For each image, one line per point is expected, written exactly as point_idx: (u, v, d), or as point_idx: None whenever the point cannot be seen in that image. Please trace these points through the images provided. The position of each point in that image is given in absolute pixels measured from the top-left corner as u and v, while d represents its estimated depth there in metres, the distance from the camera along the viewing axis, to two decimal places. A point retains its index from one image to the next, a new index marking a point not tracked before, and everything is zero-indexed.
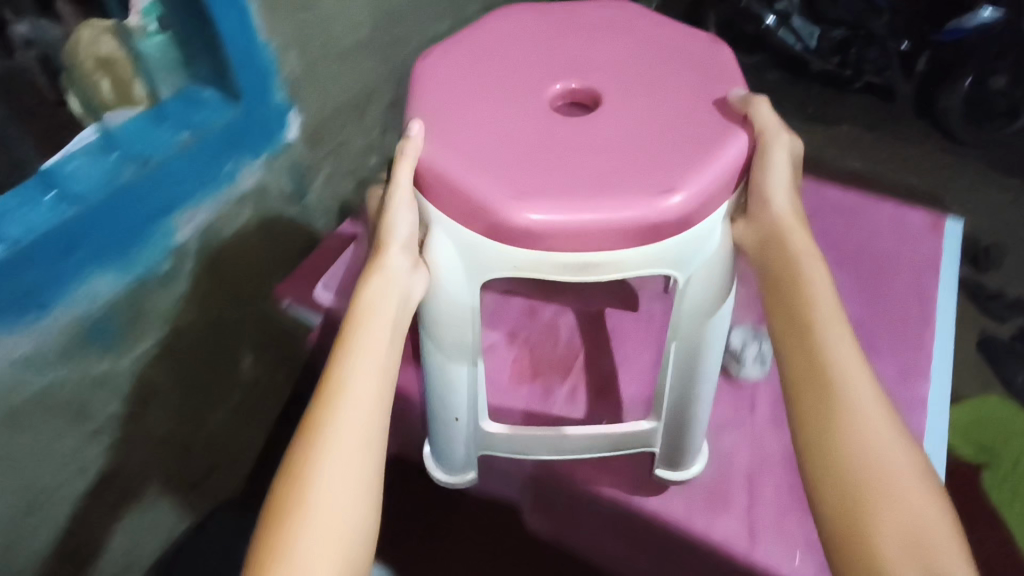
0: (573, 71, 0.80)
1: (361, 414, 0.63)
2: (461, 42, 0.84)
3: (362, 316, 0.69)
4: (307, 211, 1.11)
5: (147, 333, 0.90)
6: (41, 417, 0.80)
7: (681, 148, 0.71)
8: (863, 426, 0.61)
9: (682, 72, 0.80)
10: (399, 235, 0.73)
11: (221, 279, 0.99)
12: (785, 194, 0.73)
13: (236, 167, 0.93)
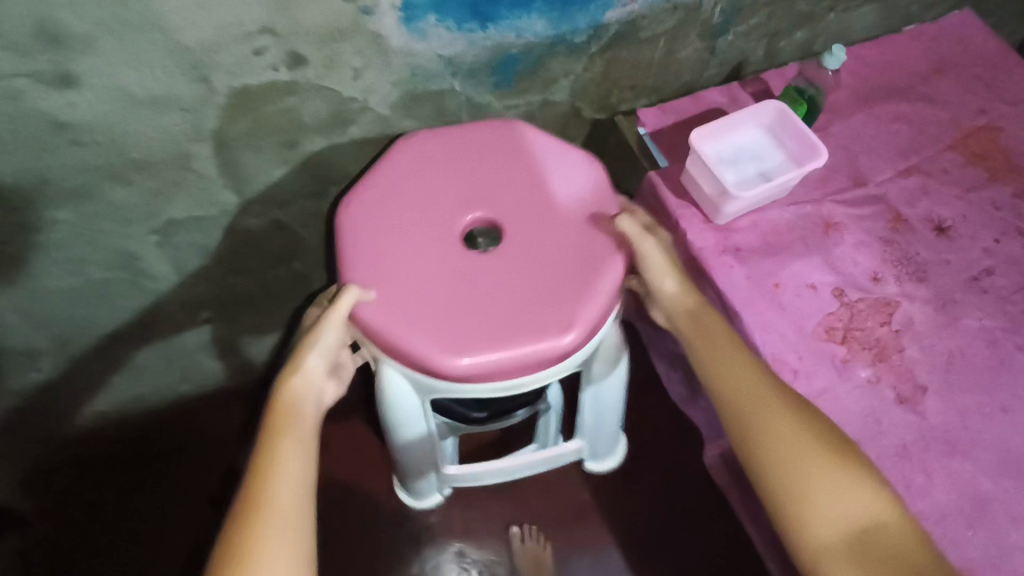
0: (482, 199, 0.78)
1: (295, 461, 0.61)
2: (385, 170, 0.80)
3: (284, 410, 0.66)
4: (696, 59, 0.97)
5: (531, 91, 0.90)
6: (424, 115, 0.86)
7: (576, 279, 0.73)
8: (757, 401, 0.65)
9: (569, 220, 0.76)
10: (321, 350, 0.70)
11: (593, 82, 0.93)
12: (663, 279, 0.75)
13: None
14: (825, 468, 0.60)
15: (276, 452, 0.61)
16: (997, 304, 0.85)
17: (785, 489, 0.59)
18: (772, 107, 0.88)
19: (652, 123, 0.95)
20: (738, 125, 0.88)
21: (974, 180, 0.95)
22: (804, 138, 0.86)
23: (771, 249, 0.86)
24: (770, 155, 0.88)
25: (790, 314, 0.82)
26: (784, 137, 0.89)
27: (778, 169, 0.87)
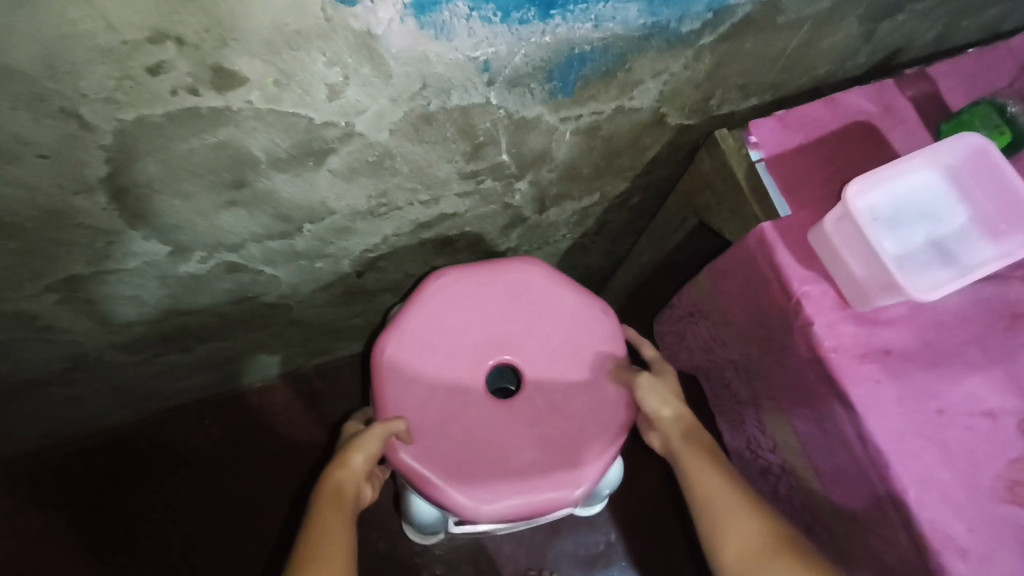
0: (506, 339, 0.69)
1: (337, 550, 0.51)
2: (413, 306, 0.70)
3: (328, 493, 0.57)
4: (842, 46, 0.65)
5: (600, 99, 0.60)
6: (442, 137, 0.57)
7: (585, 435, 0.66)
8: (724, 516, 0.55)
9: (584, 369, 0.69)
10: (370, 449, 0.61)
11: (691, 82, 0.62)
12: (669, 405, 0.66)
13: None
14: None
15: (320, 532, 0.52)
16: None
17: None
18: (965, 140, 0.59)
19: (771, 146, 0.65)
20: (916, 172, 0.60)
21: None
22: (1017, 208, 0.58)
23: (932, 351, 0.61)
24: (957, 222, 0.60)
25: (958, 459, 0.58)
26: (975, 187, 0.60)
27: (965, 246, 0.59)
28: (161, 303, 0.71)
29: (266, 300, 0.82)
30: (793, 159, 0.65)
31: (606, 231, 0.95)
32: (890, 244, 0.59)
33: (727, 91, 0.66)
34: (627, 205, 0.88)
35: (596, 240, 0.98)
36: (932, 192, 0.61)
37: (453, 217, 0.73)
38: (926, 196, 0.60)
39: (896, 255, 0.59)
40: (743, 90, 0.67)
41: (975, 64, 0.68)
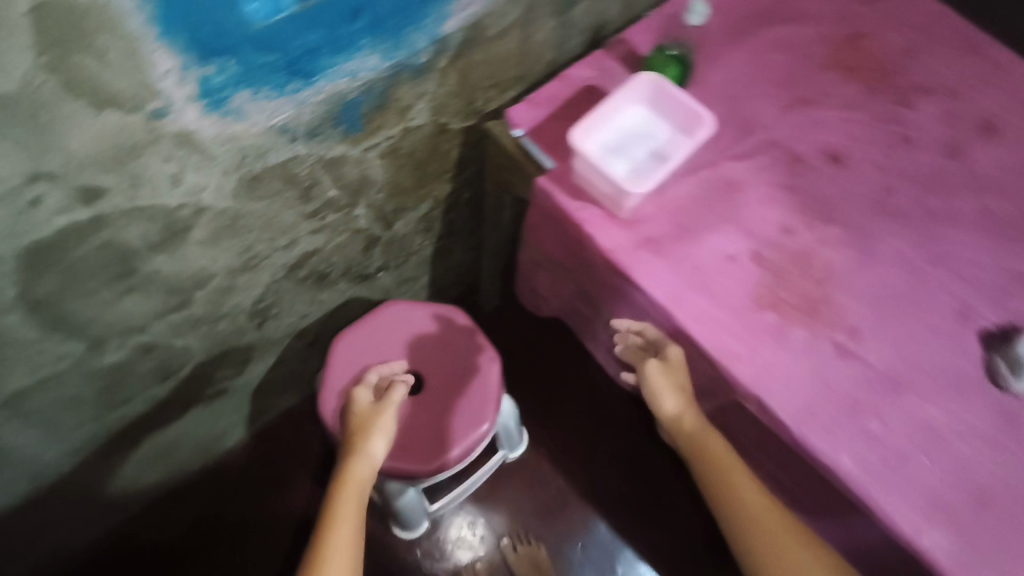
0: (408, 353, 1.00)
1: (350, 521, 0.77)
2: (330, 374, 0.98)
3: (353, 481, 0.80)
4: (555, 39, 0.90)
5: (386, 126, 0.79)
6: (277, 188, 0.74)
7: (477, 391, 0.98)
8: (731, 498, 0.78)
9: (458, 355, 1.01)
10: (384, 435, 0.84)
11: (450, 94, 0.83)
12: (672, 403, 0.82)
13: None
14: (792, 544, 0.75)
15: (340, 518, 0.77)
16: (905, 221, 0.86)
17: (754, 550, 0.76)
18: (643, 78, 0.84)
19: (528, 122, 0.87)
20: (614, 112, 0.83)
21: (855, 96, 0.94)
22: (684, 106, 0.82)
23: (683, 229, 0.82)
24: (658, 132, 0.84)
25: (718, 297, 0.79)
26: (664, 108, 0.85)
27: (670, 144, 0.83)
28: (93, 399, 0.84)
29: (186, 374, 0.95)
30: (544, 126, 0.87)
31: (454, 225, 1.17)
32: (623, 165, 0.81)
33: (486, 94, 0.88)
34: (460, 200, 1.10)
35: (449, 235, 1.19)
36: (638, 121, 0.84)
37: (316, 250, 0.91)
38: (635, 125, 0.84)
39: (629, 171, 0.81)
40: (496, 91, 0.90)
41: (650, 26, 0.94)
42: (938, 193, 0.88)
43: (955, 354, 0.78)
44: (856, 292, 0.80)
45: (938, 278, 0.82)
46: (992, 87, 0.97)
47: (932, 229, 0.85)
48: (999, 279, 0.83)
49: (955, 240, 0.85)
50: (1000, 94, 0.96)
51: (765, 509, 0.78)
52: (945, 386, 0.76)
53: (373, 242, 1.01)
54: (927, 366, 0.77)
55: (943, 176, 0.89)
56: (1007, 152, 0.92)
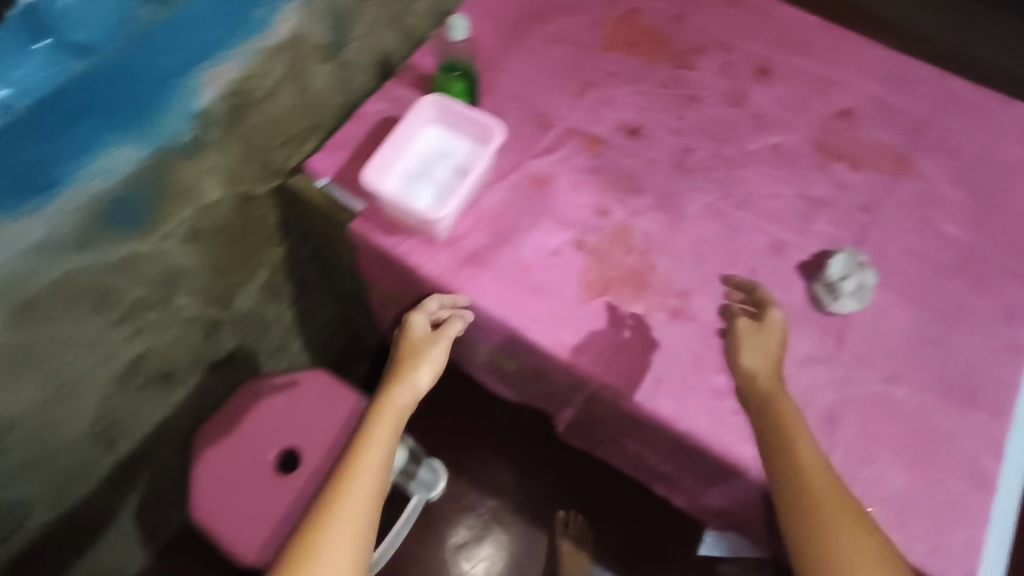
0: (272, 434, 0.94)
1: (380, 456, 0.69)
2: (198, 490, 0.91)
3: (388, 409, 0.72)
4: (338, 83, 0.90)
5: (174, 210, 0.76)
6: (64, 307, 0.70)
7: (355, 441, 0.94)
8: (817, 479, 0.66)
9: (323, 412, 0.95)
10: (432, 364, 0.76)
11: (238, 162, 0.81)
12: (751, 353, 0.75)
13: (271, 16, 0.72)
14: (856, 525, 0.63)
15: (370, 449, 0.69)
16: (707, 176, 0.90)
17: (807, 532, 0.64)
18: (427, 100, 0.84)
19: (331, 169, 0.87)
20: (407, 140, 0.84)
21: (639, 68, 0.99)
22: (473, 117, 0.83)
23: (504, 236, 0.84)
24: (458, 148, 0.85)
25: (549, 296, 0.81)
26: (456, 123, 0.85)
27: (470, 157, 0.84)
28: None
29: (38, 520, 0.87)
30: (346, 170, 0.87)
31: (306, 282, 1.15)
32: (428, 192, 0.82)
33: (281, 152, 0.87)
34: (302, 257, 1.09)
35: (304, 294, 1.17)
36: (434, 144, 0.85)
37: (147, 351, 0.86)
38: (433, 149, 0.85)
39: (436, 197, 0.81)
40: (292, 145, 0.88)
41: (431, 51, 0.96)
42: (730, 141, 0.93)
43: (777, 288, 0.83)
44: (675, 255, 0.84)
45: (746, 221, 0.87)
46: (757, 33, 1.04)
47: (732, 177, 0.91)
48: (798, 209, 0.89)
49: (753, 181, 0.90)
50: (764, 38, 1.04)
51: (823, 485, 0.66)
52: (773, 319, 0.80)
53: (216, 324, 0.98)
54: (752, 306, 0.81)
55: (733, 126, 0.95)
56: (782, 89, 0.99)
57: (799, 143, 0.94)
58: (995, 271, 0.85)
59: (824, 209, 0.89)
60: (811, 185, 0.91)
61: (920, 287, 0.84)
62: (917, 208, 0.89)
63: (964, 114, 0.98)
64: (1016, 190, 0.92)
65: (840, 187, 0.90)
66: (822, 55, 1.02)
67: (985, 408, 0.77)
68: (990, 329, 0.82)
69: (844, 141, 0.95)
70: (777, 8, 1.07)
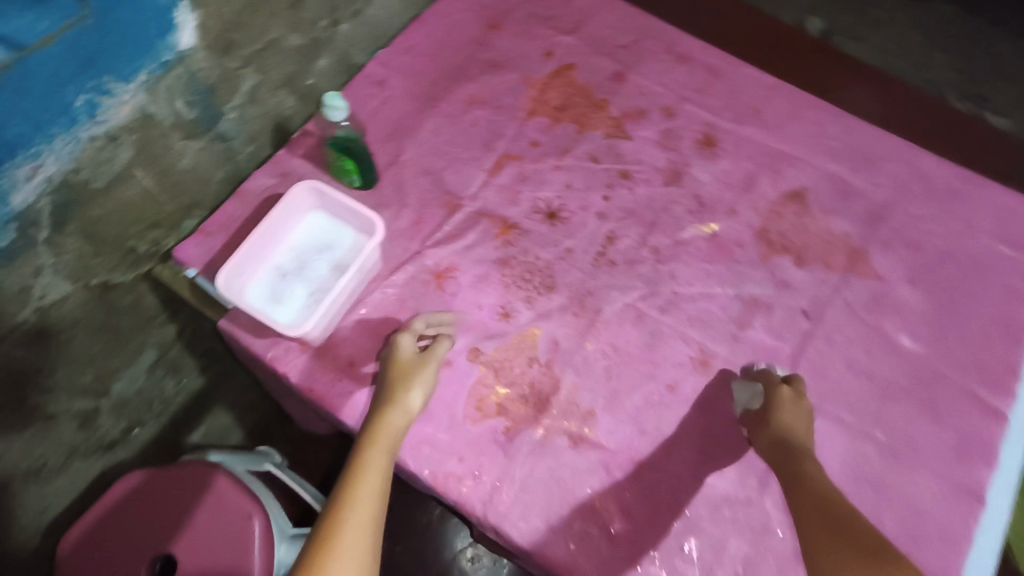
0: (130, 555, 0.85)
1: (378, 485, 0.58)
2: None
3: (384, 435, 0.62)
4: (217, 157, 0.80)
5: (3, 317, 0.67)
6: None
7: (224, 524, 0.85)
8: (814, 485, 0.59)
9: (180, 503, 0.87)
10: (426, 386, 0.67)
11: (87, 254, 0.72)
12: (790, 400, 0.68)
13: (99, 102, 0.63)
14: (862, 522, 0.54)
15: (367, 472, 0.58)
16: (630, 271, 0.80)
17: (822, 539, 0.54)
18: (303, 185, 0.74)
19: (200, 259, 0.79)
20: (281, 232, 0.74)
21: (566, 137, 0.89)
22: (353, 209, 0.74)
23: (385, 341, 0.74)
24: (338, 241, 0.75)
25: (433, 415, 0.71)
26: (339, 213, 0.76)
27: (351, 253, 0.74)
28: None
29: None
30: (220, 258, 0.78)
31: (214, 351, 1.06)
32: (302, 295, 0.72)
33: (149, 236, 0.78)
34: (203, 329, 1.00)
35: (214, 363, 1.08)
36: (314, 236, 0.75)
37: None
38: (311, 241, 0.75)
39: (311, 300, 0.72)
40: (162, 227, 0.79)
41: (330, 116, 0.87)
42: (661, 228, 0.83)
43: (697, 411, 0.73)
44: (583, 369, 0.74)
45: (670, 328, 0.77)
46: (704, 96, 0.93)
47: (659, 272, 0.80)
48: (730, 312, 0.78)
49: (682, 278, 0.80)
50: (712, 102, 0.92)
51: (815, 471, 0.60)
52: (686, 449, 0.71)
53: (94, 412, 0.90)
54: (663, 431, 0.72)
55: (665, 209, 0.84)
56: (726, 164, 0.88)
57: (739, 230, 0.83)
58: (953, 394, 0.74)
59: (760, 313, 0.78)
60: (749, 283, 0.80)
61: (864, 412, 0.73)
62: (867, 314, 0.78)
63: (934, 197, 0.85)
64: (987, 293, 0.80)
65: (781, 287, 0.79)
66: (775, 125, 0.91)
67: (928, 565, 0.67)
68: (943, 466, 0.71)
69: (791, 229, 0.83)
70: (730, 67, 0.95)
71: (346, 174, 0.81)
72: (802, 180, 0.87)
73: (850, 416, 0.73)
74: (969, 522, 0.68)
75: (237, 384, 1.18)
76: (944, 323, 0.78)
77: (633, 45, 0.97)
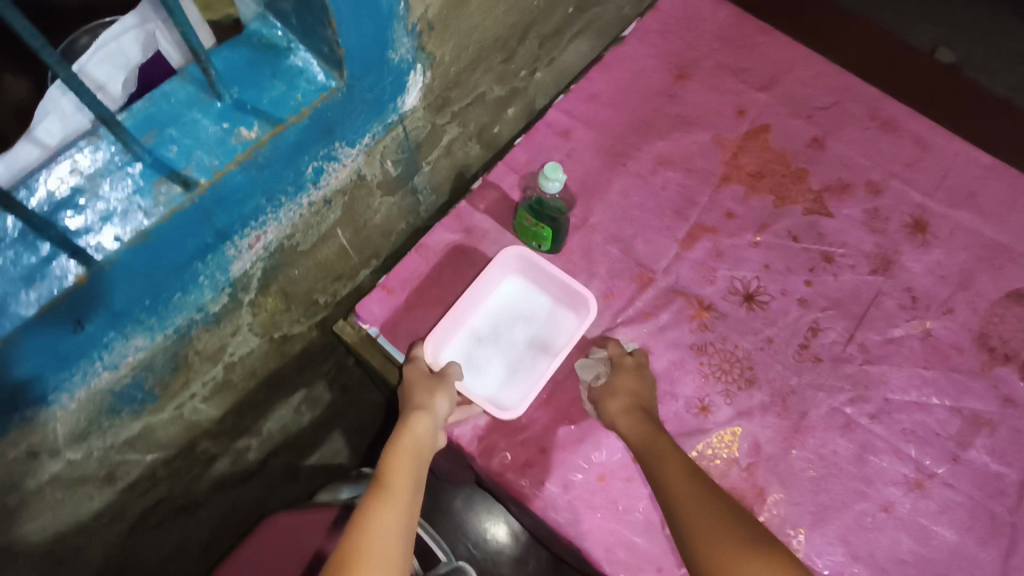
0: None
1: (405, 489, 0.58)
2: None
3: (408, 442, 0.62)
4: (404, 209, 0.76)
5: (196, 377, 0.64)
6: (64, 492, 0.60)
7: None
8: (695, 507, 0.59)
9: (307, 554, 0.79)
10: (450, 396, 0.66)
11: (277, 311, 0.69)
12: (625, 378, 0.70)
13: (325, 168, 0.58)
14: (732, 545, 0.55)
15: (395, 477, 0.58)
16: (836, 370, 0.74)
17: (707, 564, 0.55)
18: (509, 249, 0.76)
19: (383, 317, 0.74)
20: (481, 297, 0.76)
21: (764, 210, 0.82)
22: (560, 284, 0.75)
23: (577, 429, 0.70)
24: (533, 311, 0.77)
25: (629, 515, 0.67)
26: (536, 282, 0.78)
27: (549, 328, 0.75)
28: None
29: None
30: (404, 320, 0.74)
31: (348, 385, 1.03)
32: (499, 361, 0.73)
33: (330, 287, 0.74)
34: (345, 364, 0.96)
35: (345, 395, 1.05)
36: (508, 303, 0.77)
37: (162, 495, 0.76)
38: (507, 308, 0.77)
39: (508, 367, 0.73)
40: (342, 277, 0.75)
41: (515, 169, 0.81)
42: (869, 323, 0.76)
43: (915, 539, 0.67)
44: (788, 480, 0.69)
45: (882, 441, 0.71)
46: (914, 171, 0.84)
47: (867, 374, 0.74)
48: (949, 426, 0.72)
49: (895, 383, 0.73)
50: (924, 180, 0.84)
51: (687, 493, 0.61)
52: None
53: (242, 451, 0.87)
54: (876, 557, 0.67)
55: (874, 300, 0.77)
56: (940, 255, 0.80)
57: (957, 334, 0.76)
58: None
59: (982, 432, 0.72)
60: (970, 396, 0.73)
61: None
62: None
63: None
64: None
65: (1006, 405, 0.73)
66: (995, 212, 0.83)
67: None
68: None
69: (1015, 337, 0.76)
70: (942, 139, 0.86)
71: (537, 240, 0.76)
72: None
73: None
74: None
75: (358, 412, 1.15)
76: None
77: (835, 107, 0.88)
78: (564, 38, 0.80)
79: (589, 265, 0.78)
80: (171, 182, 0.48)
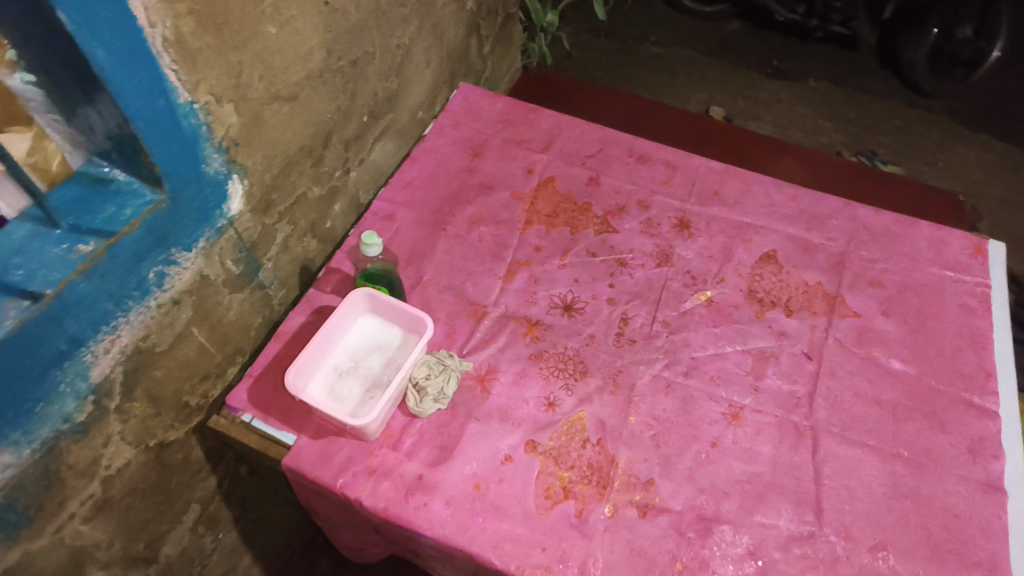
0: None
1: None
2: None
3: None
4: (257, 304, 0.86)
5: (74, 493, 0.68)
6: None
7: None
8: None
9: None
10: None
11: (148, 416, 0.74)
12: None
13: (167, 272, 0.68)
14: None
15: None
16: (650, 345, 0.89)
17: None
18: (359, 289, 0.82)
19: (252, 403, 0.81)
20: (338, 336, 0.82)
21: (564, 238, 0.99)
22: (403, 311, 0.82)
23: (446, 450, 0.79)
24: (387, 341, 0.83)
25: (508, 511, 0.75)
26: (392, 315, 0.84)
27: (402, 353, 0.81)
28: None
29: None
30: (272, 399, 0.81)
31: (249, 499, 1.05)
32: (359, 386, 0.78)
33: (199, 387, 0.81)
34: (238, 476, 0.98)
35: (248, 512, 1.06)
36: (365, 337, 0.83)
37: None
38: (365, 343, 0.82)
39: (370, 391, 0.78)
40: (209, 375, 0.82)
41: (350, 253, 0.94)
42: (665, 303, 0.93)
43: (743, 461, 0.80)
44: (632, 443, 0.81)
45: (697, 391, 0.85)
46: (670, 186, 1.07)
47: (674, 342, 0.89)
48: (746, 364, 0.88)
49: (696, 344, 0.89)
50: (679, 191, 1.06)
51: None
52: (739, 497, 0.77)
53: None
54: (717, 484, 0.78)
55: (665, 284, 0.95)
56: (705, 241, 1.00)
57: (732, 295, 0.94)
58: (949, 404, 0.85)
59: (770, 362, 0.88)
60: (755, 338, 0.90)
61: (881, 433, 0.82)
62: (858, 348, 0.89)
63: (881, 242, 1.00)
64: (947, 313, 0.93)
65: (781, 338, 0.90)
66: (735, 200, 1.05)
67: (981, 563, 0.73)
68: (962, 468, 0.79)
69: (774, 286, 0.95)
70: (684, 158, 1.10)
71: None
72: (771, 242, 1.00)
73: (877, 441, 0.81)
74: (995, 508, 0.77)
75: (269, 531, 1.14)
76: (918, 341, 0.90)
77: (599, 153, 1.11)
78: (366, 143, 0.98)
79: (430, 314, 0.91)
80: (20, 300, 0.56)
